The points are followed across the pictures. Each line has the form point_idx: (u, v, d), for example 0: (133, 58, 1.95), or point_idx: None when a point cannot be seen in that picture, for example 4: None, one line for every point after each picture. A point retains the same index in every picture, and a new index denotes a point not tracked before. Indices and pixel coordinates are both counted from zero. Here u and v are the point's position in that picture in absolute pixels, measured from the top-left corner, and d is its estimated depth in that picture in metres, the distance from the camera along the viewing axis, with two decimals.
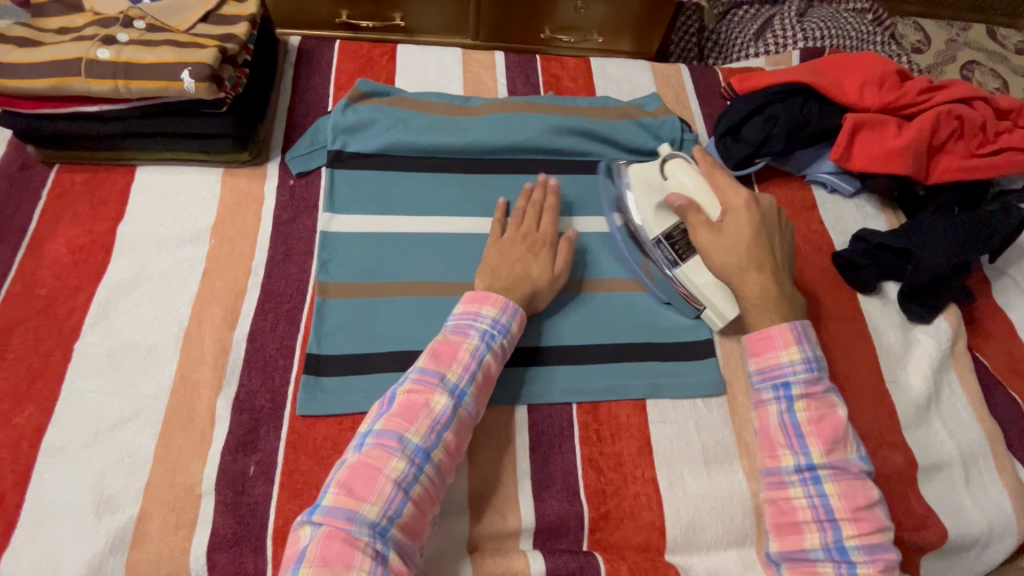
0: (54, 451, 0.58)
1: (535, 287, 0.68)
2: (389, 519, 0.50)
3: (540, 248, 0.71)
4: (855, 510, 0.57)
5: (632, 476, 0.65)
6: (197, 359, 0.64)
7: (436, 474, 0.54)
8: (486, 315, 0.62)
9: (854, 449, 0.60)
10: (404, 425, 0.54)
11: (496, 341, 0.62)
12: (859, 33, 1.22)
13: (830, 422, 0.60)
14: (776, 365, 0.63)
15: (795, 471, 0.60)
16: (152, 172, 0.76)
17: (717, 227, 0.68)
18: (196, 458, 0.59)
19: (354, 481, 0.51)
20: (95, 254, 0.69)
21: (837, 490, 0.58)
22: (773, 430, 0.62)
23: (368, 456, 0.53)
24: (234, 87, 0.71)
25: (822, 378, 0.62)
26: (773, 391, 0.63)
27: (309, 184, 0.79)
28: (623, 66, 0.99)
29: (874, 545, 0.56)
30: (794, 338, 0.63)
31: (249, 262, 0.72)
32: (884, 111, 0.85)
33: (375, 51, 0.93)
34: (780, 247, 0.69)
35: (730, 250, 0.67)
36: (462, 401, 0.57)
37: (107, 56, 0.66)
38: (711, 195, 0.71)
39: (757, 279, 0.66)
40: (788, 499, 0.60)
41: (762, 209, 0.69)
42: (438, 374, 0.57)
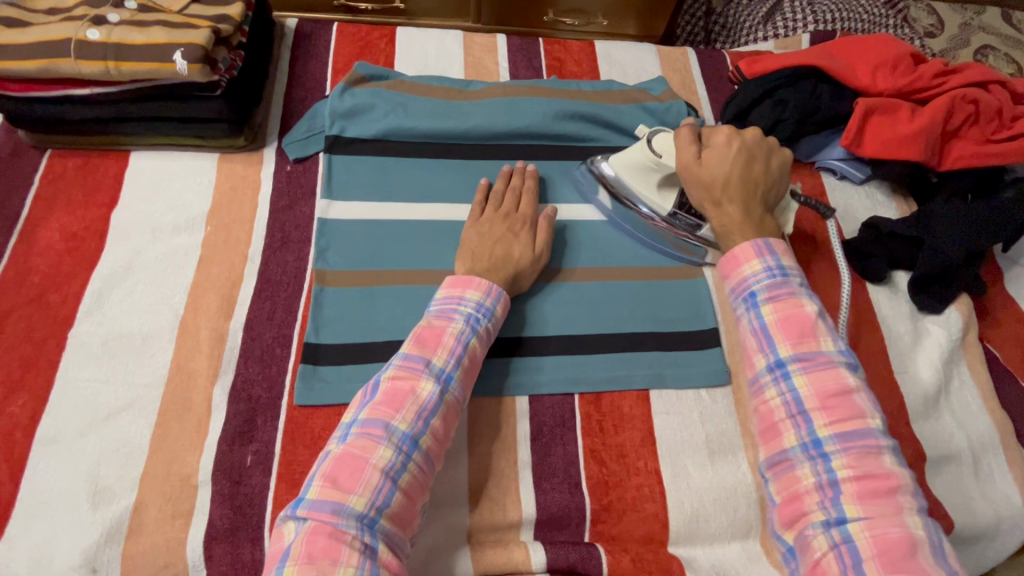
0: (49, 441, 0.57)
1: (518, 270, 0.67)
2: (377, 511, 0.49)
3: (520, 227, 0.70)
4: (825, 399, 0.54)
5: (635, 467, 0.64)
6: (193, 348, 0.63)
7: (424, 461, 0.53)
8: (470, 300, 0.61)
9: (826, 342, 0.57)
10: (390, 413, 0.52)
11: (481, 325, 0.61)
12: (872, 16, 1.18)
13: (797, 318, 0.58)
14: (742, 278, 0.62)
15: (767, 371, 0.57)
16: (147, 158, 0.74)
17: (699, 154, 0.69)
18: (192, 448, 0.59)
19: (339, 472, 0.50)
20: (89, 241, 0.68)
21: (808, 382, 0.55)
22: (747, 339, 0.60)
23: (353, 446, 0.51)
24: (228, 70, 0.70)
25: (789, 282, 0.60)
26: (743, 303, 0.61)
27: (306, 170, 0.77)
28: (628, 49, 0.96)
29: (848, 433, 0.52)
30: (755, 251, 0.62)
31: (246, 250, 0.70)
32: (898, 95, 0.82)
33: (374, 34, 0.91)
34: (763, 176, 0.68)
35: (706, 173, 0.68)
36: (449, 386, 0.56)
37: (97, 36, 0.64)
38: (704, 129, 0.72)
39: (726, 206, 0.67)
40: (765, 403, 0.57)
41: (748, 138, 0.69)
42: (423, 360, 0.56)
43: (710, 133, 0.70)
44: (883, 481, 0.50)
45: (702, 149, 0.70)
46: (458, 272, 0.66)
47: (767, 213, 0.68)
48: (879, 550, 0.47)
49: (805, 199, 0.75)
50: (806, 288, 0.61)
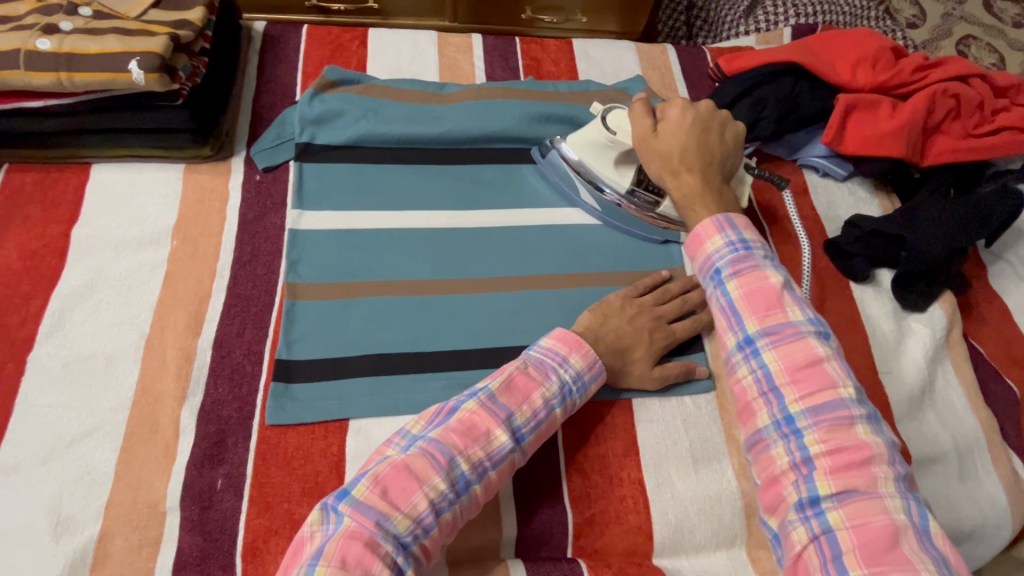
0: (8, 470, 0.55)
1: (626, 370, 0.65)
2: (414, 536, 0.47)
3: (659, 334, 0.66)
4: (794, 373, 0.54)
5: (618, 478, 0.62)
6: (159, 369, 0.61)
7: (467, 504, 0.51)
8: (571, 367, 0.59)
9: (793, 312, 0.56)
10: (461, 445, 0.51)
11: (571, 397, 0.58)
12: (854, 8, 1.17)
13: (763, 290, 0.57)
14: (706, 257, 0.62)
15: (737, 350, 0.57)
16: (109, 170, 0.72)
17: (655, 125, 0.69)
18: (160, 473, 0.57)
19: (392, 482, 0.48)
20: (49, 259, 0.66)
21: (777, 357, 0.55)
22: (717, 317, 0.60)
23: (413, 461, 0.49)
24: (190, 77, 0.67)
25: (752, 253, 0.60)
26: (710, 282, 0.61)
27: (276, 179, 0.75)
28: (606, 47, 0.94)
29: (819, 406, 0.52)
30: (715, 227, 0.61)
31: (214, 264, 0.68)
32: (877, 91, 0.81)
33: (345, 36, 0.88)
34: (718, 146, 0.68)
35: (663, 145, 0.67)
36: (519, 445, 0.54)
37: (48, 46, 0.61)
38: (659, 103, 0.71)
39: (683, 176, 0.66)
40: (738, 382, 0.57)
41: (701, 109, 0.68)
42: (506, 410, 0.54)
43: (664, 107, 0.70)
44: (857, 453, 0.49)
45: (657, 121, 0.69)
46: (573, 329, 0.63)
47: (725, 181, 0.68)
48: (861, 541, 0.46)
49: (759, 171, 0.77)
50: (772, 258, 0.60)
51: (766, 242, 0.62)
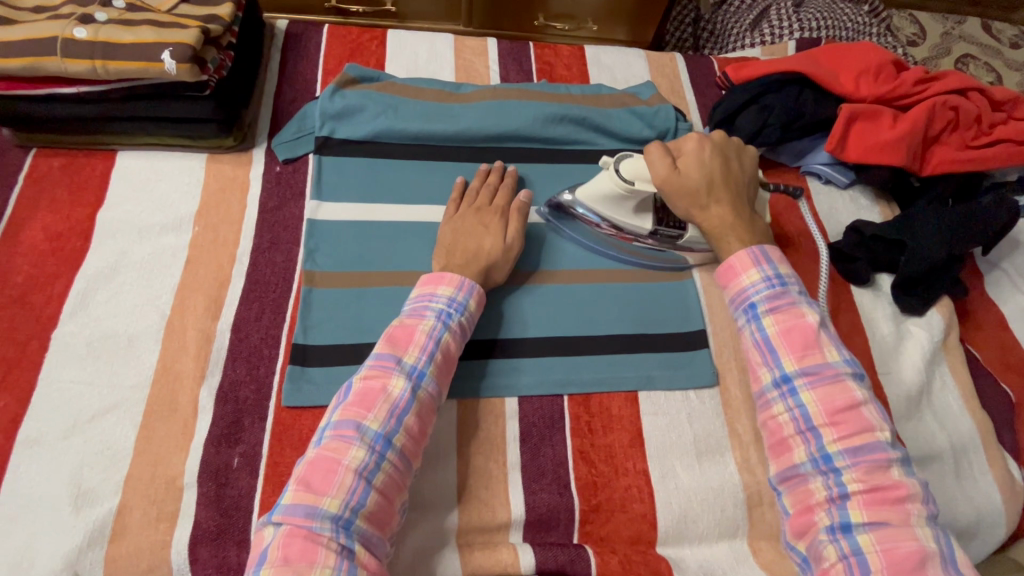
0: (30, 443, 0.56)
1: (490, 258, 0.67)
2: (352, 511, 0.48)
3: (492, 217, 0.70)
4: (834, 415, 0.55)
5: (623, 468, 0.64)
6: (179, 349, 0.63)
7: (398, 460, 0.52)
8: (442, 295, 0.61)
9: (829, 351, 0.58)
10: (361, 413, 0.52)
11: (453, 320, 0.60)
12: (856, 24, 1.21)
13: (799, 329, 0.59)
14: (740, 289, 0.63)
15: (773, 387, 0.58)
16: (134, 158, 0.74)
17: (675, 163, 0.69)
18: (178, 450, 0.58)
19: (312, 475, 0.50)
20: (73, 241, 0.67)
21: (816, 398, 0.56)
22: (749, 351, 0.61)
23: (326, 448, 0.51)
24: (217, 70, 0.69)
25: (788, 290, 0.61)
26: (743, 315, 0.62)
27: (295, 171, 0.77)
28: (617, 54, 0.97)
29: (858, 448, 0.53)
30: (751, 261, 0.63)
31: (234, 250, 0.70)
32: (879, 102, 0.84)
33: (364, 37, 0.91)
34: (739, 176, 0.71)
35: (688, 180, 0.68)
36: (421, 382, 0.56)
37: (84, 35, 0.63)
38: (669, 142, 0.72)
39: (713, 208, 0.68)
40: (773, 418, 0.58)
41: (717, 141, 0.71)
42: (394, 358, 0.56)
43: (678, 144, 0.71)
44: (893, 492, 0.51)
45: (675, 159, 0.70)
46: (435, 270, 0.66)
47: (754, 211, 0.70)
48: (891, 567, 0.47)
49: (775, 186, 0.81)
50: (805, 295, 0.62)
51: (798, 277, 0.64)
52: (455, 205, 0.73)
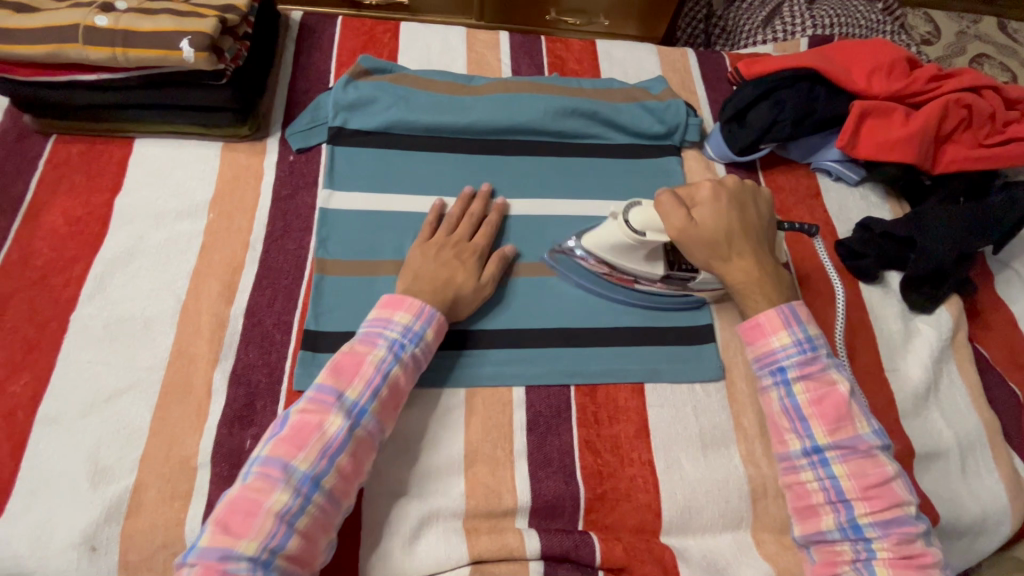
0: (49, 421, 0.58)
1: (458, 291, 0.65)
2: (270, 553, 0.48)
3: (469, 255, 0.68)
4: (866, 490, 0.56)
5: (629, 458, 0.64)
6: (194, 333, 0.64)
7: (326, 503, 0.51)
8: (397, 324, 0.60)
9: (860, 423, 0.58)
10: (290, 452, 0.51)
11: (406, 351, 0.59)
12: (870, 22, 1.20)
13: (831, 399, 0.59)
14: (770, 351, 0.62)
15: (803, 456, 0.59)
16: (151, 145, 0.75)
17: (690, 215, 0.67)
18: (192, 431, 0.59)
19: (231, 517, 0.49)
20: (92, 226, 0.69)
21: (848, 471, 0.57)
22: (777, 415, 0.61)
23: (249, 488, 0.50)
24: (234, 59, 0.70)
25: (819, 355, 0.61)
26: (771, 376, 0.62)
27: (309, 161, 0.78)
28: (629, 49, 0.97)
29: (888, 522, 0.55)
30: (782, 322, 0.62)
31: (247, 237, 0.71)
32: (892, 99, 0.84)
33: (377, 29, 0.92)
34: (759, 223, 0.69)
35: (706, 233, 0.66)
36: (360, 420, 0.55)
37: (105, 23, 0.65)
38: (681, 189, 0.70)
39: (735, 261, 0.66)
40: (801, 484, 0.59)
41: (732, 188, 0.69)
42: (335, 393, 0.55)
43: (691, 193, 0.69)
44: (919, 563, 0.53)
45: (690, 210, 0.67)
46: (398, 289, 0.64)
47: (776, 260, 0.69)
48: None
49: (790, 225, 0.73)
50: (833, 356, 0.62)
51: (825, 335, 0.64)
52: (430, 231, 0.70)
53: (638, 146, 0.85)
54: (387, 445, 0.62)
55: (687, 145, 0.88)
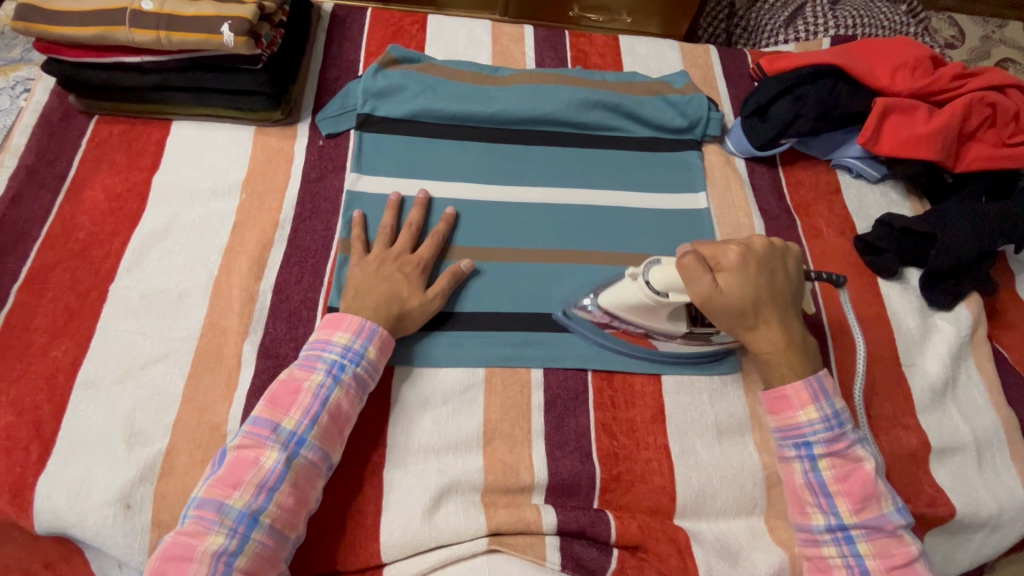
0: (89, 384, 0.60)
1: (403, 307, 0.64)
2: None
3: (411, 267, 0.67)
4: (891, 569, 0.56)
5: (645, 441, 0.65)
6: (225, 306, 0.66)
7: (267, 537, 0.52)
8: (337, 344, 0.60)
9: (885, 502, 0.59)
10: (225, 492, 0.52)
11: (346, 372, 0.59)
12: (893, 23, 1.20)
13: (858, 477, 0.59)
14: (796, 424, 0.61)
15: (827, 531, 0.59)
16: (188, 127, 0.78)
17: (716, 281, 0.61)
18: (222, 399, 0.61)
19: (168, 565, 0.49)
20: (130, 202, 0.71)
21: (872, 550, 0.57)
22: (800, 488, 0.61)
23: (185, 531, 0.51)
24: (270, 45, 0.73)
25: (845, 432, 0.60)
26: (795, 449, 0.61)
27: (337, 146, 0.80)
28: (651, 44, 0.98)
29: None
30: (810, 396, 0.60)
31: (277, 216, 0.73)
32: (915, 97, 0.84)
33: (405, 20, 0.94)
34: (787, 288, 0.64)
35: (732, 303, 0.61)
36: (301, 449, 0.55)
37: (151, 7, 0.67)
38: (705, 247, 0.63)
39: (761, 330, 0.63)
40: (822, 559, 0.59)
41: (761, 252, 0.63)
42: (270, 426, 0.55)
43: (717, 255, 0.62)
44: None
45: (715, 273, 0.62)
46: (342, 308, 0.65)
47: (801, 323, 0.65)
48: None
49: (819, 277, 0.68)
50: (857, 431, 0.62)
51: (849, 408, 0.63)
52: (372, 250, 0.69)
53: (659, 140, 0.86)
54: (408, 421, 0.64)
55: (707, 140, 0.89)
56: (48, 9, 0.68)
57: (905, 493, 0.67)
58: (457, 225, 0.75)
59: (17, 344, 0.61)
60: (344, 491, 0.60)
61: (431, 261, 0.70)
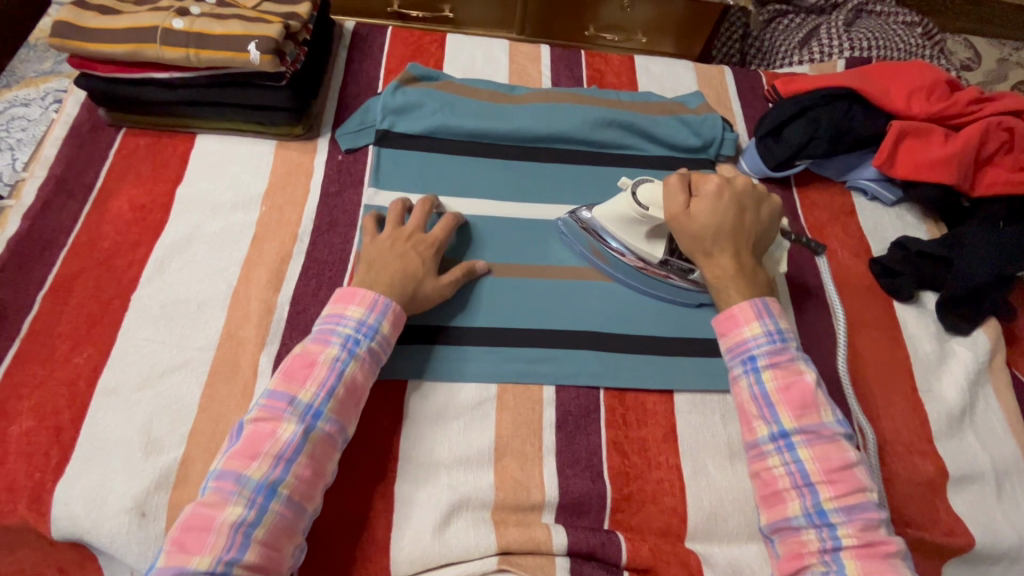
0: (108, 391, 0.61)
1: (418, 286, 0.66)
2: (226, 565, 0.48)
3: (425, 247, 0.69)
4: (830, 473, 0.55)
5: (656, 461, 0.65)
6: (242, 317, 0.67)
7: (286, 508, 0.52)
8: (350, 318, 0.61)
9: (826, 412, 0.59)
10: (243, 463, 0.52)
11: (360, 346, 0.60)
12: (909, 46, 1.20)
13: (799, 387, 0.59)
14: (741, 341, 0.62)
15: (770, 440, 0.58)
16: (212, 141, 0.80)
17: (689, 203, 0.68)
18: (237, 409, 0.62)
19: (187, 535, 0.49)
20: (154, 213, 0.73)
21: (812, 455, 0.57)
22: (746, 402, 0.61)
23: (205, 501, 0.51)
24: (294, 62, 0.75)
25: (788, 346, 0.61)
26: (741, 365, 0.62)
27: (356, 161, 0.81)
28: (666, 65, 1.00)
29: (852, 507, 0.54)
30: (755, 314, 0.63)
31: (296, 229, 0.74)
32: (931, 121, 0.84)
33: (425, 39, 0.96)
34: (754, 227, 0.69)
35: (698, 224, 0.67)
36: (317, 421, 0.55)
37: (181, 26, 0.70)
38: (690, 179, 0.71)
39: (718, 256, 0.67)
40: (767, 470, 0.58)
41: (738, 187, 0.69)
42: (287, 398, 0.56)
43: (698, 184, 0.70)
44: (882, 547, 0.53)
45: (691, 199, 0.69)
46: (354, 283, 0.65)
47: (761, 264, 0.69)
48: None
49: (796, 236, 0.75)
50: (802, 351, 0.63)
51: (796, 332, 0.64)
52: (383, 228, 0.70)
53: (674, 158, 0.87)
54: (420, 434, 0.64)
55: (722, 160, 0.89)
56: (83, 26, 0.70)
57: (922, 522, 0.66)
58: (466, 234, 0.76)
59: (40, 350, 0.63)
60: (355, 505, 0.60)
61: (444, 242, 0.71)
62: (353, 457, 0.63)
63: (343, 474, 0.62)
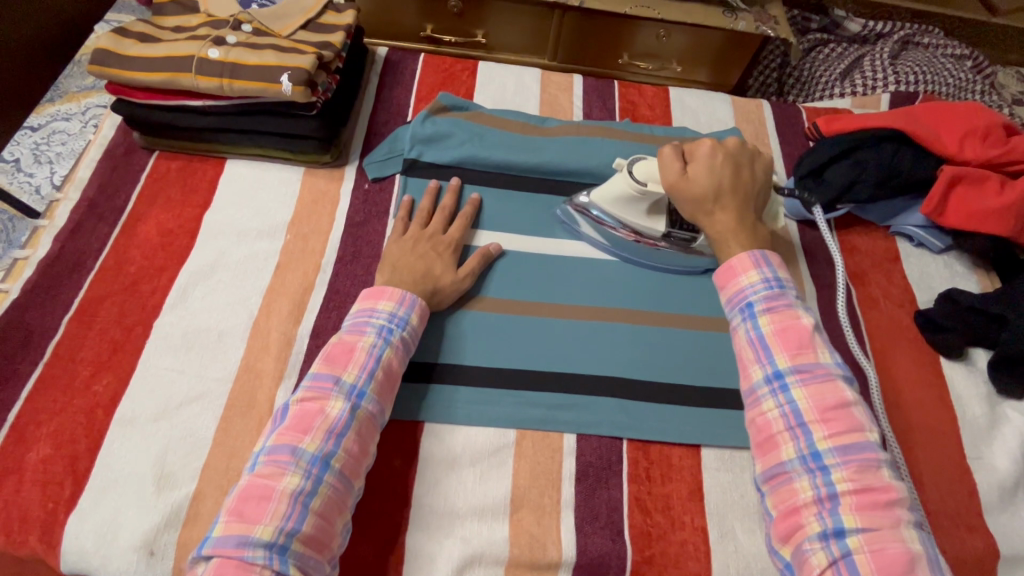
0: (125, 422, 0.61)
1: (437, 284, 0.68)
2: (287, 536, 0.47)
3: (443, 247, 0.71)
4: (824, 412, 0.52)
5: (680, 521, 0.62)
6: (262, 349, 0.66)
7: (338, 481, 0.52)
8: (382, 310, 0.62)
9: (823, 353, 0.55)
10: (297, 437, 0.52)
11: (394, 335, 0.61)
12: (958, 80, 1.16)
13: (796, 329, 0.56)
14: (739, 289, 0.60)
15: (764, 383, 0.55)
16: (240, 166, 0.80)
17: (685, 168, 0.68)
18: (251, 446, 0.61)
19: (245, 506, 0.49)
20: (180, 238, 0.73)
21: (807, 395, 0.53)
22: (743, 349, 0.58)
23: (260, 475, 0.50)
24: (325, 92, 0.75)
25: (787, 292, 0.59)
26: (739, 314, 0.60)
27: (382, 190, 0.80)
28: (702, 97, 0.97)
29: (848, 446, 0.50)
30: (753, 262, 0.61)
31: (319, 260, 0.74)
32: (985, 167, 0.79)
33: (456, 67, 0.95)
34: (750, 183, 0.69)
35: (697, 185, 0.67)
36: (361, 401, 0.56)
37: (216, 55, 0.70)
38: (684, 145, 0.71)
39: (718, 215, 0.66)
40: (762, 415, 0.55)
41: (730, 147, 0.69)
42: (332, 377, 0.56)
43: (692, 147, 0.69)
44: (883, 494, 0.48)
45: (687, 162, 0.69)
46: (377, 283, 0.66)
47: (760, 221, 0.68)
48: (879, 565, 0.45)
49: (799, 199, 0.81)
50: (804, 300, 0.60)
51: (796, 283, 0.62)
52: (405, 226, 0.73)
53: None
54: (436, 479, 0.62)
55: None
56: (122, 54, 0.71)
57: None
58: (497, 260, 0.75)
59: (62, 376, 0.63)
60: (365, 553, 0.58)
61: (461, 242, 0.74)
62: (365, 501, 0.61)
63: (354, 518, 0.60)
